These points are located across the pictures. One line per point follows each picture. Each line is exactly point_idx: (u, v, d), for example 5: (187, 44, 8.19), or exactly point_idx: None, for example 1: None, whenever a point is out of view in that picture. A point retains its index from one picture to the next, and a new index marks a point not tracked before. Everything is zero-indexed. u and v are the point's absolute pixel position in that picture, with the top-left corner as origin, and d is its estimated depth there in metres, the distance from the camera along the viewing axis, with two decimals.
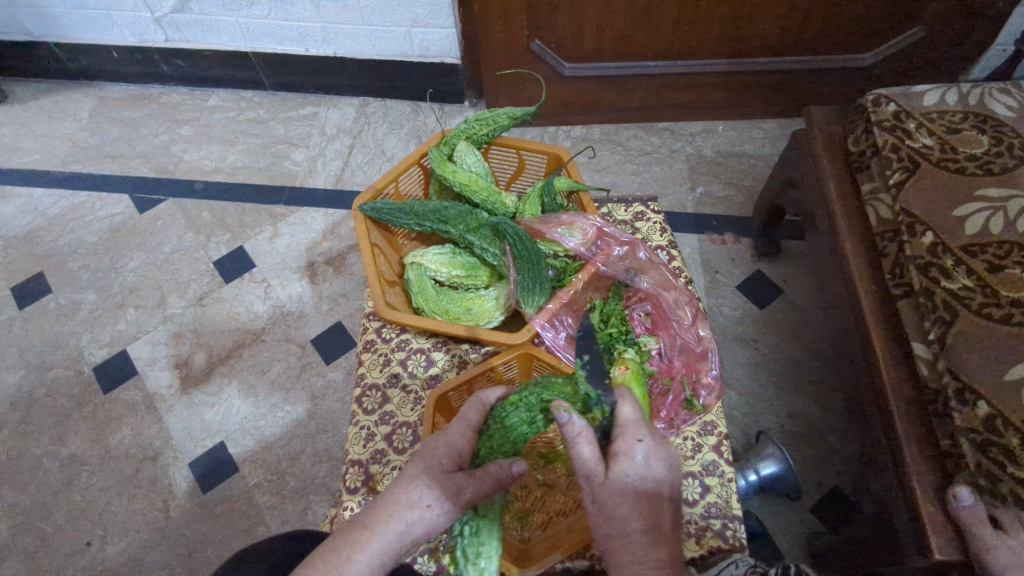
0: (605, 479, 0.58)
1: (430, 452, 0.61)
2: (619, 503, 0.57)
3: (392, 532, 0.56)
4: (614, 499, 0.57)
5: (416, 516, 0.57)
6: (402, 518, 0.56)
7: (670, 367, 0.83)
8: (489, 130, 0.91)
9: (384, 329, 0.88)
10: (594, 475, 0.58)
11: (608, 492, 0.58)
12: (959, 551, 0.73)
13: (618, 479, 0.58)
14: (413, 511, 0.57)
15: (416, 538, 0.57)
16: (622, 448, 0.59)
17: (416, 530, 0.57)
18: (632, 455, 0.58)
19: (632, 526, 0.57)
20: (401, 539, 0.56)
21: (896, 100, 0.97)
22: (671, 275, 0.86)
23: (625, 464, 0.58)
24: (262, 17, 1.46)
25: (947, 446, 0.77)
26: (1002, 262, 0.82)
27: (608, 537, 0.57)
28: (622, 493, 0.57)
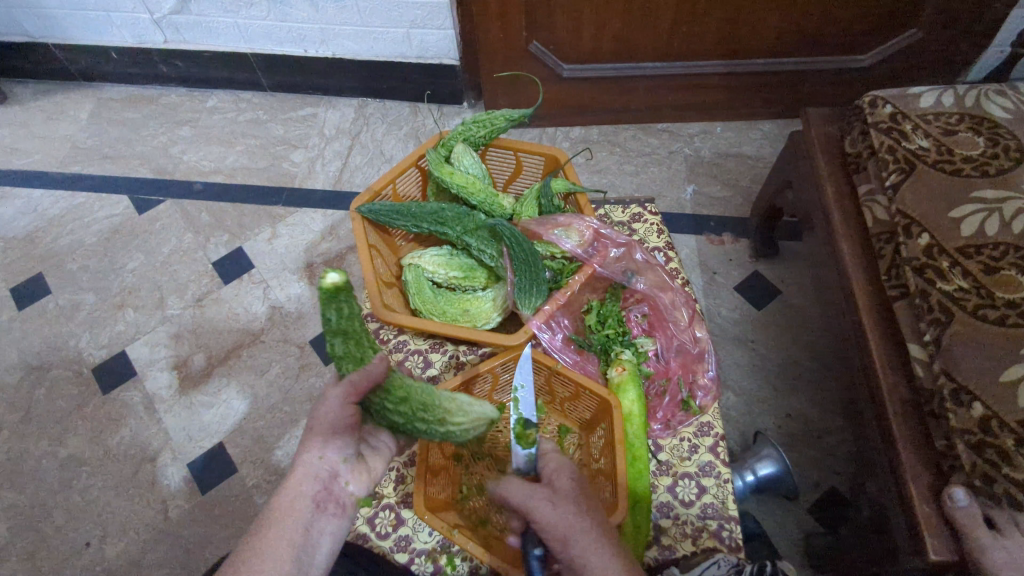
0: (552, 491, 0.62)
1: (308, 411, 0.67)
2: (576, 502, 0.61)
3: (305, 478, 0.61)
4: (566, 499, 0.61)
5: (316, 458, 0.62)
6: (307, 467, 0.61)
7: (666, 368, 0.85)
8: (487, 132, 0.92)
9: (383, 330, 0.89)
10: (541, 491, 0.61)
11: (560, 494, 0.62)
12: (954, 552, 0.73)
13: (563, 483, 0.63)
14: (312, 459, 0.62)
15: (333, 466, 0.62)
16: (553, 466, 0.66)
17: (326, 461, 0.62)
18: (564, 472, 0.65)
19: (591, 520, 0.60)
20: (321, 479, 0.61)
21: (892, 102, 0.97)
22: (668, 277, 0.86)
23: (561, 474, 0.65)
24: (261, 18, 1.46)
25: (944, 446, 0.77)
26: (998, 263, 0.82)
27: (569, 542, 0.58)
28: (571, 493, 0.62)
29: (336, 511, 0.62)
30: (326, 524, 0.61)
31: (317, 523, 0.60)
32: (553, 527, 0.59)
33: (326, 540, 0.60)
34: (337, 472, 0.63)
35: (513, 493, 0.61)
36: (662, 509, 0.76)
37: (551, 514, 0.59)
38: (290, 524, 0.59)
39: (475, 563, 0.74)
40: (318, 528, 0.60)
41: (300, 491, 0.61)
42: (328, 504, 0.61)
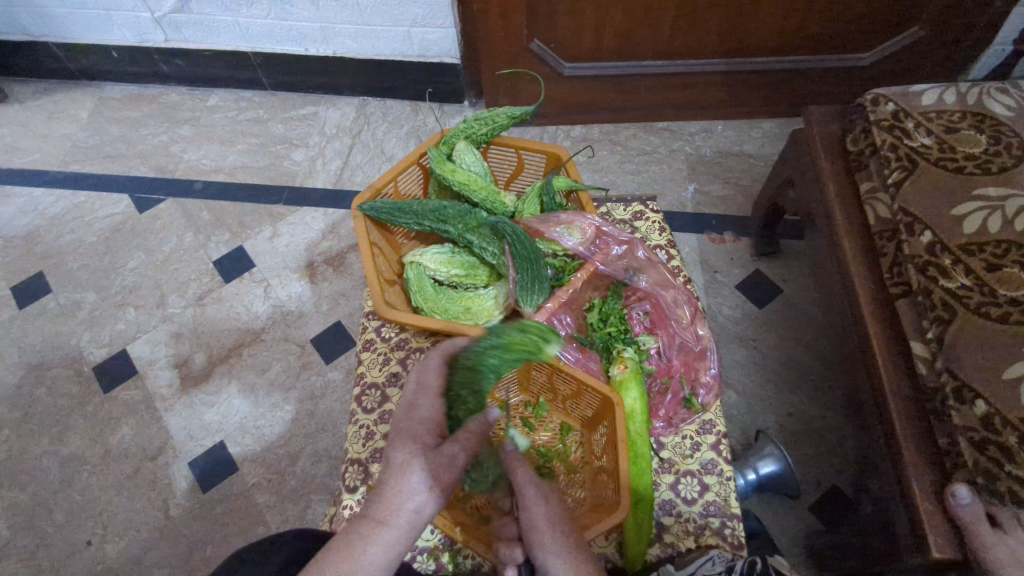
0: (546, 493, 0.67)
1: (405, 435, 0.61)
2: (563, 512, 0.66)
3: (404, 522, 0.56)
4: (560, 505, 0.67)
5: (421, 501, 0.57)
6: (408, 511, 0.56)
7: (669, 365, 0.85)
8: (488, 130, 0.92)
9: (384, 328, 0.90)
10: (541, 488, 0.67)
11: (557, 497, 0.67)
12: (956, 549, 0.73)
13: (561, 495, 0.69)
14: (416, 501, 0.57)
15: (426, 516, 0.58)
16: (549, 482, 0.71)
17: (426, 512, 0.58)
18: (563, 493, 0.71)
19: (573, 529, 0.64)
20: (413, 525, 0.57)
21: (895, 100, 0.97)
22: (671, 274, 0.85)
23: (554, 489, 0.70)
24: (261, 17, 1.46)
25: (946, 444, 0.77)
26: (1001, 261, 0.82)
27: (551, 541, 0.62)
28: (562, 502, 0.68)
29: None
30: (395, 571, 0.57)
31: (395, 571, 0.56)
32: (540, 521, 0.63)
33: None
34: (425, 522, 0.59)
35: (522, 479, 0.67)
36: (665, 506, 0.76)
37: (542, 509, 0.64)
38: (378, 566, 0.54)
39: (477, 561, 0.74)
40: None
41: (396, 534, 0.56)
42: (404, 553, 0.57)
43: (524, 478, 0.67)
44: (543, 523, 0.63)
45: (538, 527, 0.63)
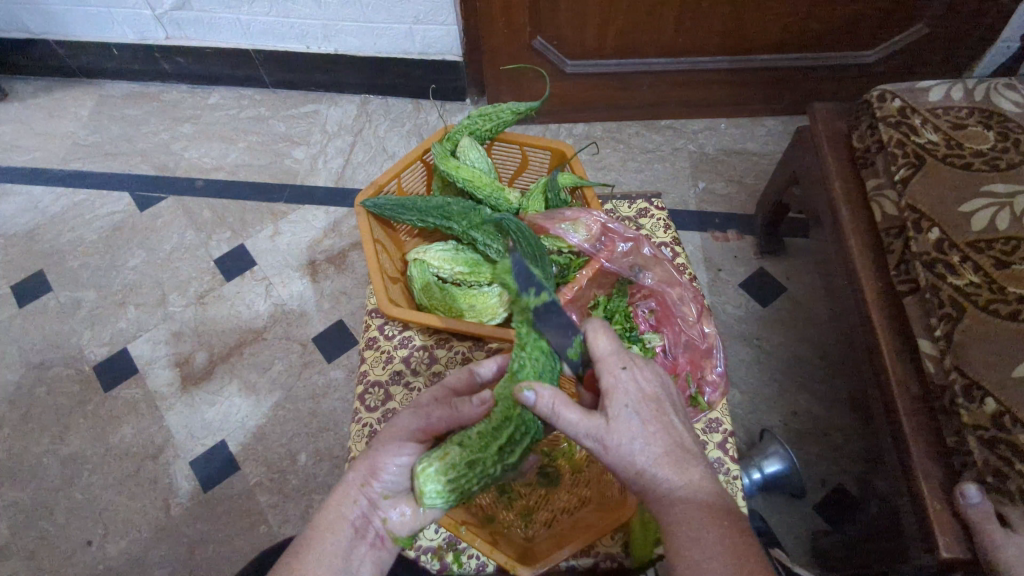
0: (605, 427, 0.58)
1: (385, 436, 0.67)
2: (633, 435, 0.57)
3: (346, 502, 0.62)
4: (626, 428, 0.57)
5: (356, 483, 0.62)
6: (346, 493, 0.62)
7: (675, 363, 0.83)
8: (492, 126, 0.91)
9: (387, 326, 0.89)
10: (596, 427, 0.58)
11: (621, 422, 0.58)
12: (965, 549, 0.72)
13: (617, 411, 0.58)
14: (353, 484, 0.62)
15: (373, 494, 0.63)
16: (611, 384, 0.59)
17: (367, 490, 0.62)
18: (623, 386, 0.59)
19: (655, 453, 0.57)
20: (360, 505, 0.62)
21: (901, 96, 0.96)
22: (676, 272, 0.85)
23: (618, 399, 0.59)
24: (263, 14, 1.45)
25: (955, 442, 0.76)
26: (1010, 257, 0.81)
27: (630, 477, 0.58)
28: (628, 421, 0.58)
29: (375, 540, 0.63)
30: (365, 555, 0.61)
31: (356, 549, 0.61)
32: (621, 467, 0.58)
33: (364, 569, 0.61)
34: (376, 504, 0.63)
35: (571, 426, 0.59)
36: None
37: (614, 454, 0.58)
38: (331, 545, 0.60)
39: (482, 560, 0.73)
40: (357, 554, 0.61)
41: (339, 515, 0.61)
42: (367, 531, 0.62)
43: (575, 417, 0.59)
44: (616, 464, 0.58)
45: (611, 461, 0.59)
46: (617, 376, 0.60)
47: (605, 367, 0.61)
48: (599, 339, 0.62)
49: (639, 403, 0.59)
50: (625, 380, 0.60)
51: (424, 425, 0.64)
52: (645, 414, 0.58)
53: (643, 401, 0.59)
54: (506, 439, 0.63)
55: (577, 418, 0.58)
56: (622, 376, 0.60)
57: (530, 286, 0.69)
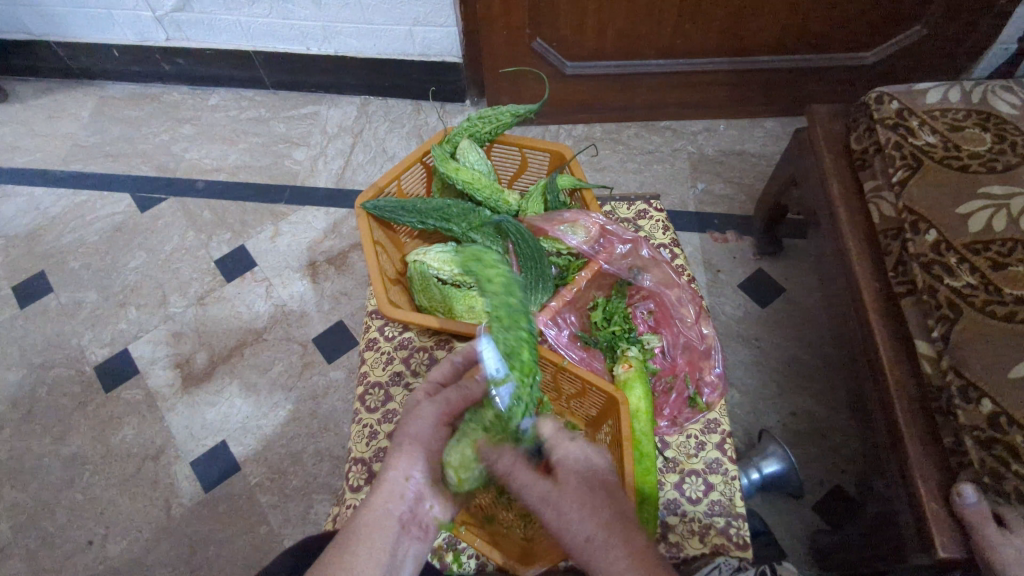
0: (555, 490, 0.59)
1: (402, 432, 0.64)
2: (581, 503, 0.58)
3: (391, 498, 0.60)
4: (572, 494, 0.59)
5: (402, 476, 0.61)
6: (392, 488, 0.60)
7: (673, 365, 0.84)
8: (492, 128, 0.91)
9: (388, 327, 0.89)
10: (547, 488, 0.60)
11: (571, 488, 0.59)
12: (962, 549, 0.73)
13: (567, 477, 0.60)
14: (398, 477, 0.61)
15: (418, 486, 0.61)
16: (560, 456, 0.63)
17: (412, 484, 0.61)
18: (570, 458, 0.63)
19: (604, 516, 0.57)
20: (406, 499, 0.60)
21: (899, 98, 0.96)
22: (675, 274, 0.85)
23: (565, 468, 0.61)
24: (263, 16, 1.46)
25: (951, 444, 0.77)
26: (1007, 259, 0.81)
27: (577, 545, 0.56)
28: (577, 490, 0.59)
29: (420, 535, 0.60)
30: (410, 550, 0.59)
31: (402, 544, 0.59)
32: (573, 532, 0.57)
33: (409, 566, 0.59)
34: (421, 497, 0.61)
35: (528, 484, 0.61)
36: (669, 506, 0.76)
37: (561, 518, 0.58)
38: (379, 541, 0.58)
39: (481, 561, 0.74)
40: (403, 550, 0.59)
41: (386, 510, 0.59)
42: (412, 526, 0.60)
43: (531, 475, 0.61)
44: (565, 531, 0.57)
45: (561, 530, 0.57)
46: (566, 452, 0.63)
47: (557, 444, 0.64)
48: (546, 425, 0.66)
49: (587, 474, 0.61)
50: (574, 452, 0.63)
51: (447, 408, 0.64)
52: (591, 484, 0.60)
53: (590, 472, 0.61)
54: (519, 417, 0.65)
55: (532, 477, 0.61)
56: (573, 448, 0.63)
57: (496, 369, 0.65)
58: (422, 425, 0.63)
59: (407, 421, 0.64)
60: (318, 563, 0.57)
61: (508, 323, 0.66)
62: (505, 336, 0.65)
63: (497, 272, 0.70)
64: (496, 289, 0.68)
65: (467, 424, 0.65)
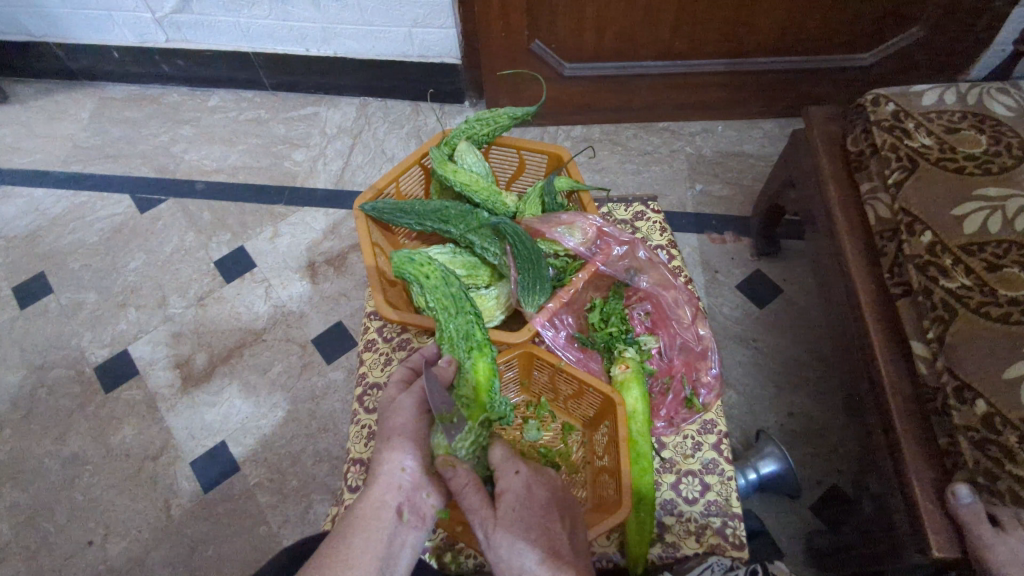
0: (493, 520, 0.60)
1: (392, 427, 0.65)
2: (515, 534, 0.59)
3: (387, 489, 0.61)
4: (509, 524, 0.59)
5: (397, 468, 0.62)
6: (388, 479, 0.61)
7: (670, 365, 0.85)
8: (490, 131, 0.92)
9: (386, 328, 0.90)
10: (486, 516, 0.60)
11: (511, 518, 0.60)
12: (958, 549, 0.73)
13: (508, 507, 0.61)
14: (393, 469, 0.62)
15: (414, 476, 0.62)
16: (505, 485, 0.63)
17: (407, 475, 0.62)
18: (514, 488, 0.63)
19: (537, 551, 0.58)
20: (403, 489, 0.62)
21: (895, 100, 0.97)
22: (671, 275, 0.85)
23: (508, 497, 0.62)
24: (262, 17, 1.46)
25: (946, 444, 0.78)
26: (1001, 261, 0.82)
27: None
28: (513, 521, 0.60)
29: (418, 524, 0.62)
30: (408, 539, 0.60)
31: (401, 533, 0.60)
32: (507, 562, 0.58)
33: (408, 555, 0.60)
34: (417, 486, 0.62)
35: (467, 510, 0.61)
36: (666, 506, 0.77)
37: (495, 548, 0.58)
38: (377, 531, 0.59)
39: (479, 561, 0.74)
40: (401, 539, 0.60)
41: (383, 500, 0.60)
42: (410, 515, 0.61)
43: (473, 502, 0.60)
44: (498, 560, 0.58)
45: (492, 558, 0.58)
46: (506, 479, 0.64)
47: (501, 471, 0.65)
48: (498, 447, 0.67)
49: (525, 507, 0.62)
50: (519, 483, 0.63)
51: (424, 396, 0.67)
52: (529, 521, 0.61)
53: (530, 507, 0.62)
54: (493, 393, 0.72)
55: (473, 504, 0.60)
56: (518, 479, 0.64)
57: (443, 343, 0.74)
58: (407, 417, 0.65)
59: (395, 413, 0.66)
60: (317, 558, 0.57)
61: (454, 311, 0.74)
62: (455, 323, 0.73)
63: (433, 269, 0.76)
64: (436, 284, 0.75)
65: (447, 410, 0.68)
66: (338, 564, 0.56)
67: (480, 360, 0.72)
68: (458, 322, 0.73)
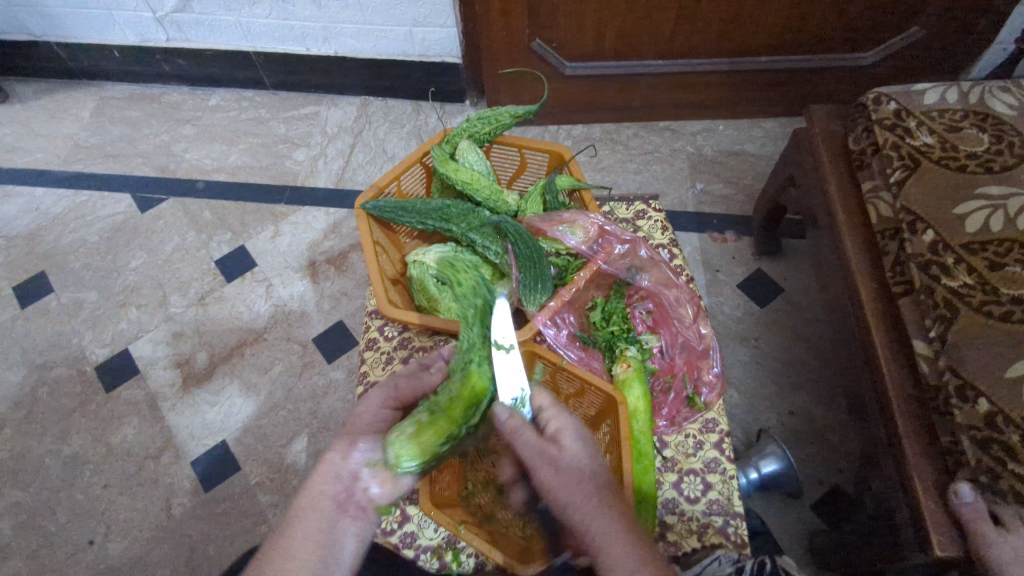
0: (552, 453, 0.63)
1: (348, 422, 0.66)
2: (575, 468, 0.62)
3: (325, 479, 0.61)
4: (566, 460, 0.63)
5: (338, 458, 0.62)
6: (327, 469, 0.61)
7: (671, 364, 0.85)
8: (491, 129, 0.91)
9: (387, 327, 0.90)
10: (545, 450, 0.63)
11: (561, 462, 0.63)
12: (960, 549, 0.73)
13: (565, 443, 0.64)
14: (334, 459, 0.62)
15: (355, 467, 0.62)
16: (557, 425, 0.66)
17: (348, 465, 0.62)
18: (569, 429, 0.66)
19: (598, 480, 0.62)
20: (342, 479, 0.61)
21: (896, 99, 0.97)
22: (673, 274, 0.85)
23: (564, 435, 0.65)
24: (263, 16, 1.46)
25: (949, 444, 0.77)
26: (1003, 260, 0.82)
27: (571, 507, 0.61)
28: (572, 455, 0.63)
29: (358, 515, 0.61)
30: (350, 529, 0.60)
31: (337, 525, 0.59)
32: (568, 492, 0.61)
33: (349, 544, 0.59)
34: (356, 477, 0.61)
35: (524, 449, 0.64)
36: (668, 505, 0.77)
37: (555, 480, 0.62)
38: (312, 523, 0.59)
39: (480, 560, 0.74)
40: (341, 528, 0.59)
41: (320, 491, 0.60)
42: (349, 505, 0.61)
43: (528, 440, 0.64)
44: (557, 490, 0.61)
45: (552, 489, 0.62)
46: (565, 440, 0.65)
47: (552, 414, 0.68)
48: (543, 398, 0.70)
49: (581, 444, 0.65)
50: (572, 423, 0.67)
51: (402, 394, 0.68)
52: (584, 456, 0.64)
53: (585, 446, 0.65)
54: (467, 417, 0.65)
55: (529, 442, 0.64)
56: (570, 420, 0.67)
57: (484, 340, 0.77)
58: (369, 410, 0.66)
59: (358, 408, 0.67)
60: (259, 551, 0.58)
61: (471, 322, 0.73)
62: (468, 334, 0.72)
63: (467, 276, 0.79)
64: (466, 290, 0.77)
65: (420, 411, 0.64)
66: (276, 548, 0.57)
67: (464, 373, 0.68)
68: (477, 336, 0.72)
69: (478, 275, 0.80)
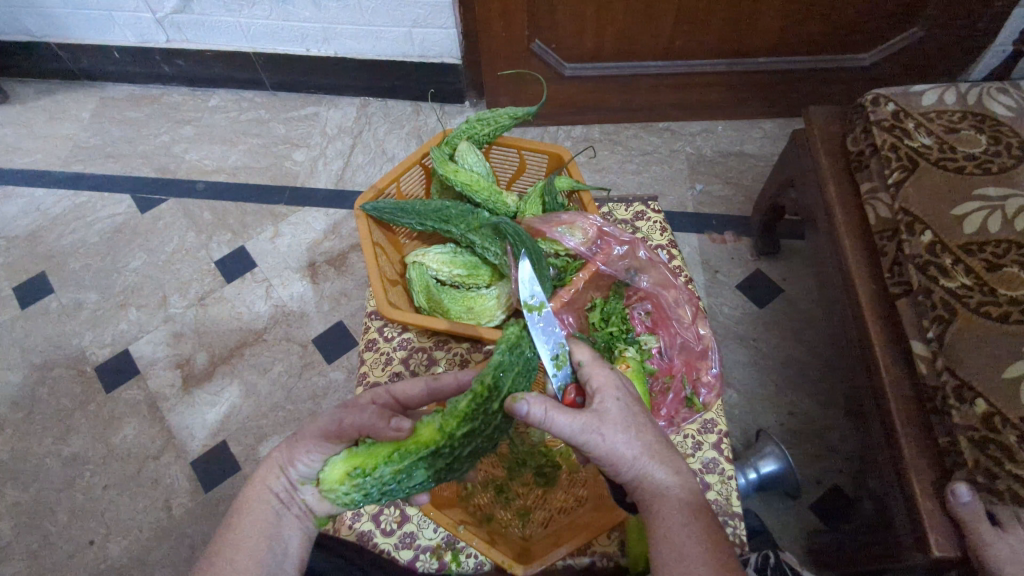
0: (597, 421, 0.58)
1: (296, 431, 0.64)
2: (625, 426, 0.59)
3: (267, 480, 0.62)
4: (614, 422, 0.59)
5: (278, 466, 0.62)
6: (270, 472, 0.62)
7: (670, 365, 0.84)
8: (490, 130, 0.92)
9: (386, 328, 0.90)
10: (589, 422, 0.58)
11: (611, 423, 0.59)
12: (957, 548, 0.73)
13: (608, 405, 0.60)
14: (276, 464, 0.63)
15: (294, 477, 0.62)
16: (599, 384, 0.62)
17: (287, 475, 0.62)
18: (607, 389, 0.62)
19: (649, 436, 0.60)
20: (284, 485, 0.62)
21: (895, 100, 0.97)
22: (671, 275, 0.85)
23: (607, 396, 0.61)
24: (263, 17, 1.47)
25: (946, 443, 0.77)
26: (1001, 260, 0.82)
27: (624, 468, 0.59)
28: (618, 416, 0.60)
29: (299, 519, 0.62)
30: (293, 530, 0.61)
31: (278, 527, 0.60)
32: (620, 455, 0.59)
33: (294, 545, 0.61)
34: (296, 487, 0.62)
35: (564, 429, 0.58)
36: None
37: (605, 448, 0.58)
38: (253, 524, 0.60)
39: (480, 560, 0.74)
40: (283, 529, 0.61)
41: (261, 492, 0.61)
42: (292, 506, 0.62)
43: (567, 420, 0.57)
44: (610, 455, 0.58)
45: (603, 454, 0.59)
46: (607, 405, 0.60)
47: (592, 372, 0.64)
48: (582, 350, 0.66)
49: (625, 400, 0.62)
50: (614, 380, 0.63)
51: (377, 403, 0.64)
52: (631, 411, 0.61)
53: (627, 399, 0.62)
54: (407, 477, 0.60)
55: (569, 420, 0.57)
56: (611, 377, 0.64)
57: (529, 294, 0.70)
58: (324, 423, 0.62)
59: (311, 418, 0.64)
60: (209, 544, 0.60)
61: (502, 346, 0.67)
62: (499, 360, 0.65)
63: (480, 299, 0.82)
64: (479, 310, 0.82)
65: (365, 447, 0.61)
66: (219, 549, 0.59)
67: (429, 428, 0.62)
68: (468, 399, 0.62)
69: (492, 294, 0.83)
